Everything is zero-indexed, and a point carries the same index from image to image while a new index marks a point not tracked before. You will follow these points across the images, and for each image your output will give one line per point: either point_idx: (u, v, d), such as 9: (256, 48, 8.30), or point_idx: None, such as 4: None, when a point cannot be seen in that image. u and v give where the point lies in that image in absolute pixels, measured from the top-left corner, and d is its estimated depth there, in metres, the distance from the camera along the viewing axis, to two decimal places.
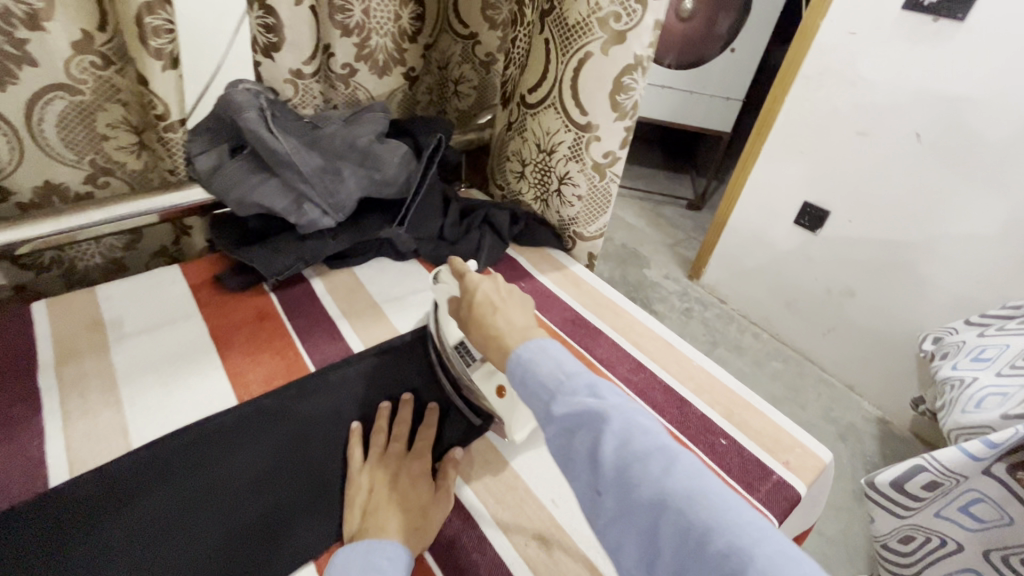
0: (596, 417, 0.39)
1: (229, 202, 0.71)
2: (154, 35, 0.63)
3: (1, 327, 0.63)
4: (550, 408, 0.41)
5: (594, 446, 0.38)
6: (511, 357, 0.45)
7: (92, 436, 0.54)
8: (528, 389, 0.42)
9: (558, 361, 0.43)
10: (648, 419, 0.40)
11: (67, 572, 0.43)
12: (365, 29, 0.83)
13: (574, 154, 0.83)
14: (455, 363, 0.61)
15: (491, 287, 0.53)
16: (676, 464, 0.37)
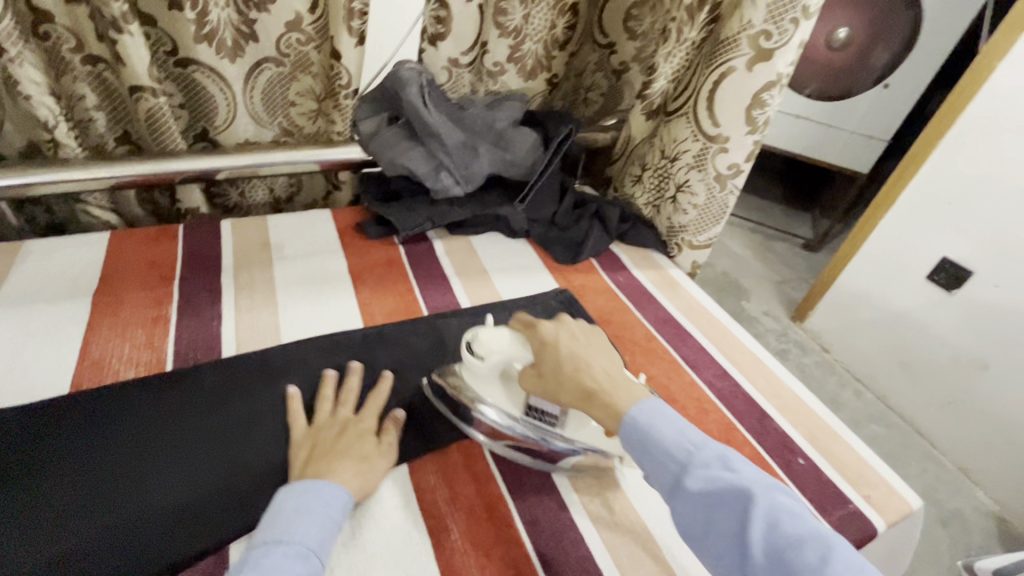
0: (738, 498, 0.43)
1: (383, 162, 0.83)
2: (353, 17, 0.76)
3: (203, 235, 0.80)
4: (681, 482, 0.46)
5: (720, 522, 0.43)
6: (620, 424, 0.51)
7: (255, 326, 0.67)
8: (652, 454, 0.48)
9: (679, 431, 0.49)
10: (790, 499, 0.44)
11: (210, 425, 0.55)
12: (521, 33, 0.92)
13: (697, 163, 0.85)
14: (542, 433, 0.58)
15: (564, 334, 0.59)
16: (814, 536, 0.41)
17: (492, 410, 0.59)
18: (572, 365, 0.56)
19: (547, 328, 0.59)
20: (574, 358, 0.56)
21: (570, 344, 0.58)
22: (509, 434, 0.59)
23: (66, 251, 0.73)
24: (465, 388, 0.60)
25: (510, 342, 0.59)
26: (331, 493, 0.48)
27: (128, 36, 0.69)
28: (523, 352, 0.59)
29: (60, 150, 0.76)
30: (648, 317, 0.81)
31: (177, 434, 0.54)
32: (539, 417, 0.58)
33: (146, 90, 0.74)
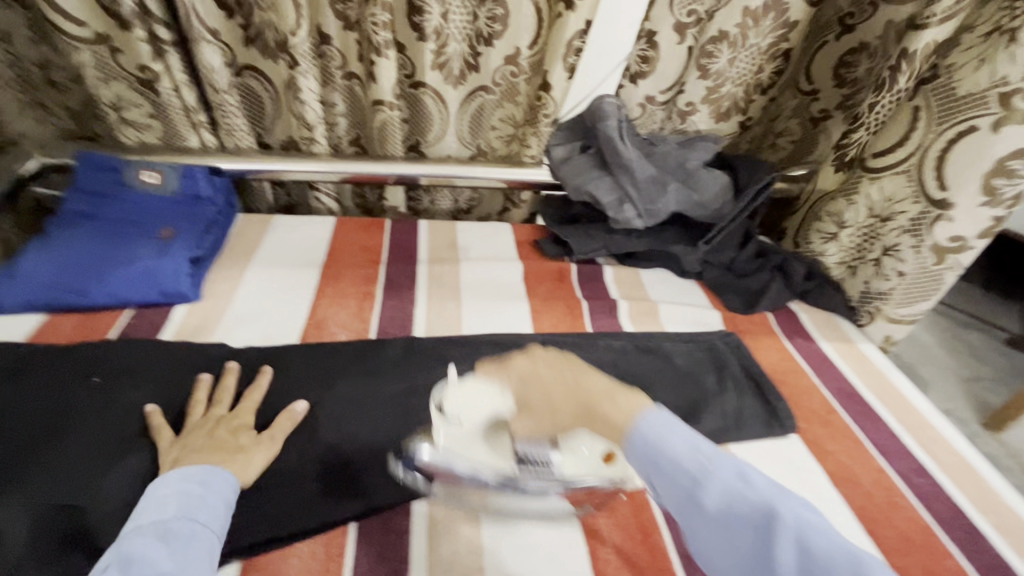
0: (762, 517, 0.36)
1: (569, 186, 0.87)
2: (572, 54, 0.82)
3: (405, 228, 0.91)
4: (697, 498, 0.38)
5: (768, 548, 0.35)
6: (627, 439, 0.42)
7: (440, 314, 0.75)
8: (664, 473, 0.40)
9: (691, 443, 0.41)
10: (815, 513, 0.37)
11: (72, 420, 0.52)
12: (722, 76, 0.92)
13: (912, 228, 0.78)
14: (541, 483, 0.50)
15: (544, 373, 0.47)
16: (860, 556, 0.34)
17: (474, 474, 0.50)
18: (567, 394, 0.46)
19: (537, 353, 0.49)
20: (564, 386, 0.46)
21: (547, 376, 0.47)
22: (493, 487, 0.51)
23: (303, 226, 0.87)
24: (443, 456, 0.49)
25: (483, 382, 0.49)
26: (218, 477, 0.47)
27: (384, 60, 0.81)
28: (495, 400, 0.49)
29: (312, 146, 0.91)
30: (828, 386, 0.74)
31: (48, 414, 0.52)
32: (535, 467, 0.50)
33: (386, 104, 0.87)
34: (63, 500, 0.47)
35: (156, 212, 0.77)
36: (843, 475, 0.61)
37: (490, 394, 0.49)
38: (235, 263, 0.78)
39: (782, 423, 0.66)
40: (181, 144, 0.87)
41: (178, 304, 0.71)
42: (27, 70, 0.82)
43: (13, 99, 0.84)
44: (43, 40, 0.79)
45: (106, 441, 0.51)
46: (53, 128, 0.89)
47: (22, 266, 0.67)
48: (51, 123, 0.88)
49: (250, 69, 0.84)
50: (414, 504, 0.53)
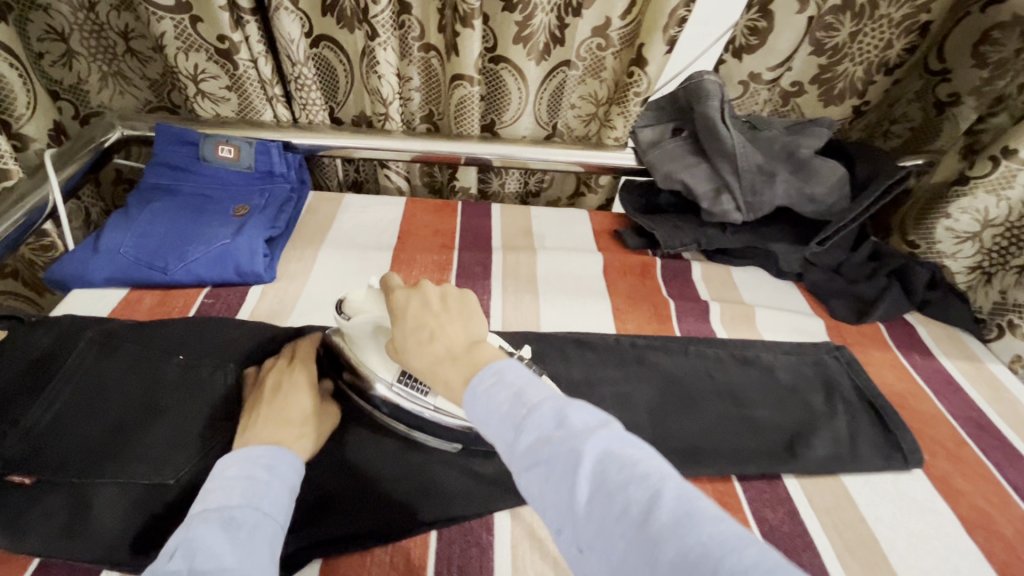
0: (564, 458, 0.32)
1: (658, 173, 0.79)
2: (674, 25, 0.74)
3: (478, 211, 0.87)
4: (515, 444, 0.35)
5: (566, 487, 0.32)
6: (466, 397, 0.39)
7: (518, 308, 0.70)
8: (490, 426, 0.37)
9: (517, 392, 0.37)
10: (631, 443, 0.33)
11: (158, 405, 0.51)
12: (843, 53, 0.81)
13: None
14: (445, 404, 0.50)
15: (430, 296, 0.46)
16: (664, 490, 0.30)
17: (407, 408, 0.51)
18: (421, 334, 0.44)
19: (422, 289, 0.47)
20: (426, 328, 0.44)
21: (418, 316, 0.45)
22: (408, 410, 0.51)
23: (374, 206, 0.84)
24: (393, 393, 0.51)
25: (380, 304, 0.50)
26: (285, 462, 0.44)
27: (469, 31, 0.75)
28: (385, 311, 0.50)
29: (386, 122, 0.87)
30: (955, 413, 0.65)
31: (130, 397, 0.51)
32: (414, 384, 0.50)
33: (466, 79, 0.81)
34: (155, 482, 0.46)
35: (231, 188, 0.76)
36: (979, 522, 0.54)
37: (375, 315, 0.50)
38: (309, 243, 0.76)
39: (906, 456, 0.58)
40: (255, 117, 0.84)
41: (254, 284, 0.69)
42: (109, 38, 0.81)
43: (93, 70, 0.84)
44: (125, 8, 0.78)
45: (193, 424, 0.50)
46: (133, 100, 0.89)
47: (106, 240, 0.67)
48: (131, 94, 0.88)
49: (328, 39, 0.81)
50: (495, 517, 0.49)
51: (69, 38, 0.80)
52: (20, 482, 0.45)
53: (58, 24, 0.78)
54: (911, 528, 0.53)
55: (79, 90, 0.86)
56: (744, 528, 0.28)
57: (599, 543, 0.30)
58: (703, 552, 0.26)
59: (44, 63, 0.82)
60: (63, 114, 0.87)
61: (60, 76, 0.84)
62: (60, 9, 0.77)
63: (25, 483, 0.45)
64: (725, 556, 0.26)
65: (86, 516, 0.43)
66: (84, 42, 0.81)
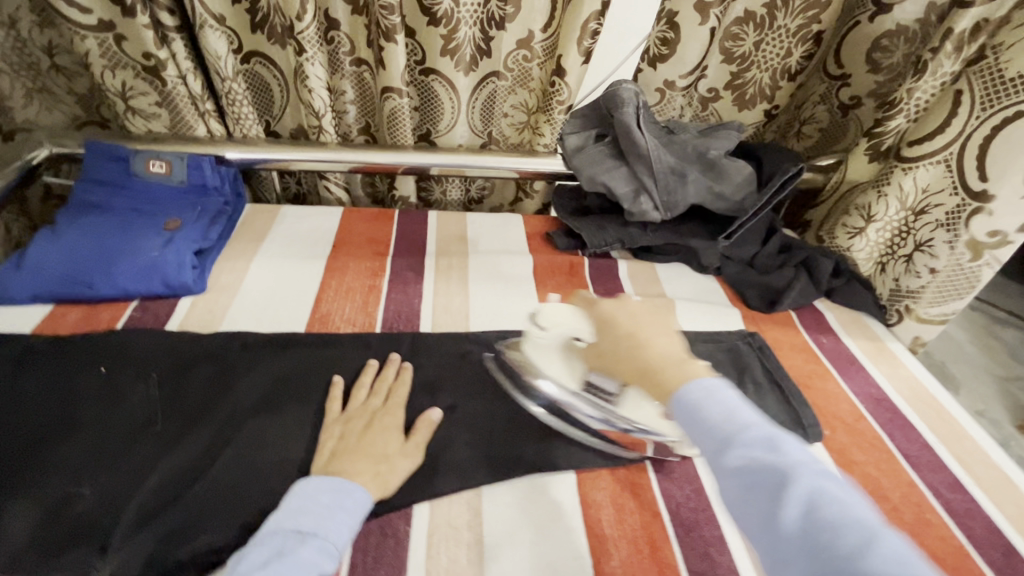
0: (777, 484, 0.35)
1: (582, 176, 0.83)
2: (588, 37, 0.78)
3: (414, 219, 0.89)
4: (720, 455, 0.38)
5: (775, 507, 0.34)
6: (673, 404, 0.42)
7: (448, 309, 0.73)
8: (694, 429, 0.40)
9: (729, 410, 0.40)
10: (844, 490, 0.35)
11: (79, 417, 0.52)
12: (748, 61, 0.88)
13: (948, 222, 0.72)
14: (598, 406, 0.58)
15: (629, 313, 0.52)
16: (881, 545, 0.31)
17: (568, 402, 0.59)
18: (629, 344, 0.48)
19: (625, 303, 0.54)
20: (630, 338, 0.49)
21: (628, 327, 0.50)
22: (565, 405, 0.60)
23: (310, 217, 0.86)
24: (564, 391, 0.59)
25: (574, 316, 0.59)
26: (359, 493, 0.47)
27: (393, 45, 0.78)
28: (582, 324, 0.58)
29: (321, 135, 0.89)
30: (855, 390, 0.71)
31: (51, 411, 0.52)
32: (597, 392, 0.58)
33: (395, 91, 0.84)
34: (72, 490, 0.47)
35: (163, 204, 0.77)
36: (869, 488, 0.59)
37: (571, 323, 0.59)
38: (242, 254, 0.77)
39: (805, 430, 0.63)
40: (188, 132, 0.85)
41: (183, 296, 0.70)
42: (33, 55, 0.82)
43: (18, 86, 0.83)
44: (46, 24, 0.79)
45: (114, 433, 0.51)
46: (61, 117, 0.90)
47: (30, 256, 0.67)
48: (60, 110, 0.89)
49: (258, 55, 0.83)
50: (414, 507, 0.51)
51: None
52: None
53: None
54: None
55: None
56: None
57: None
58: None
59: None
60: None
61: None
62: None
63: None
64: None
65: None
66: (7, 59, 0.80)
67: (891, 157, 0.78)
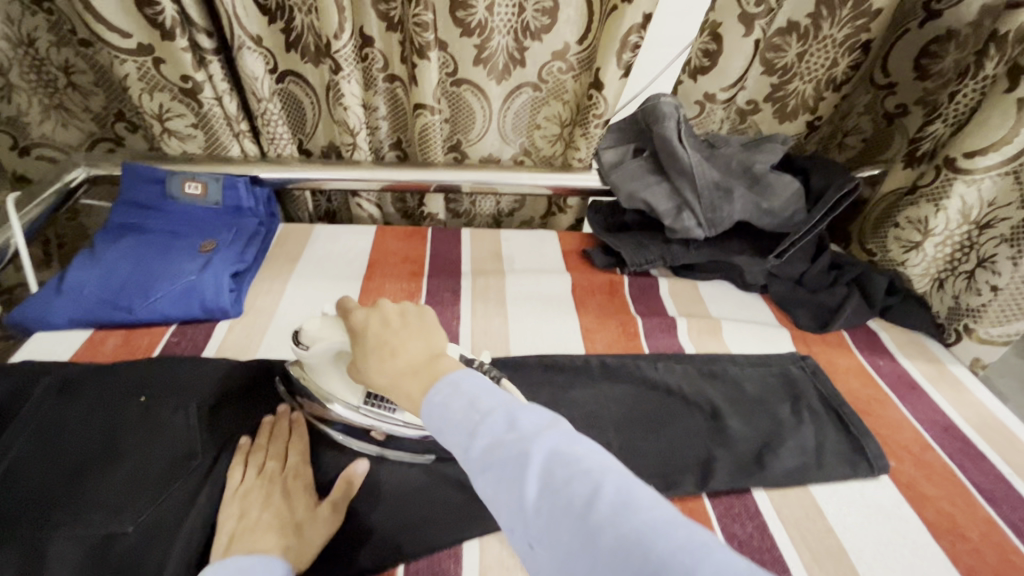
0: (516, 454, 0.34)
1: (622, 193, 0.81)
2: (628, 50, 0.76)
3: (448, 236, 0.88)
4: (467, 445, 0.36)
5: (518, 484, 0.33)
6: (425, 405, 0.40)
7: (488, 331, 0.71)
8: (443, 430, 0.38)
9: (472, 397, 0.38)
10: (579, 440, 0.35)
11: (121, 446, 0.50)
12: (792, 71, 0.85)
13: (1012, 237, 0.69)
14: (385, 420, 0.54)
15: (380, 319, 0.46)
16: (602, 484, 0.31)
17: (370, 423, 0.54)
18: (382, 355, 0.44)
19: (380, 308, 0.48)
20: (383, 348, 0.44)
21: (378, 335, 0.46)
22: (362, 426, 0.54)
23: (344, 236, 0.85)
24: (356, 412, 0.53)
25: (331, 327, 0.51)
26: (275, 569, 0.42)
27: (426, 62, 0.77)
28: (338, 338, 0.50)
29: (354, 152, 0.89)
30: (920, 417, 0.67)
31: (92, 439, 0.51)
32: (380, 404, 0.53)
33: (428, 107, 0.83)
34: (112, 527, 0.45)
35: (199, 225, 0.77)
36: (945, 526, 0.55)
37: (331, 338, 0.51)
38: (278, 275, 0.76)
39: (871, 463, 0.59)
40: (222, 153, 0.85)
41: (220, 320, 0.69)
42: (51, 73, 0.82)
43: (35, 103, 0.84)
44: (65, 44, 0.80)
45: (156, 464, 0.49)
46: (78, 133, 0.89)
47: (70, 280, 0.67)
48: (74, 126, 0.88)
49: (292, 75, 0.83)
50: (463, 546, 0.49)
51: (9, 74, 0.81)
52: None
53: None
54: (877, 535, 0.54)
55: (18, 124, 0.86)
56: (693, 525, 0.29)
57: (561, 550, 0.30)
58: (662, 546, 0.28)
59: None
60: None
61: (2, 111, 0.84)
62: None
63: None
64: (667, 547, 0.28)
65: (39, 564, 0.43)
66: (25, 77, 0.82)
67: (943, 166, 0.72)
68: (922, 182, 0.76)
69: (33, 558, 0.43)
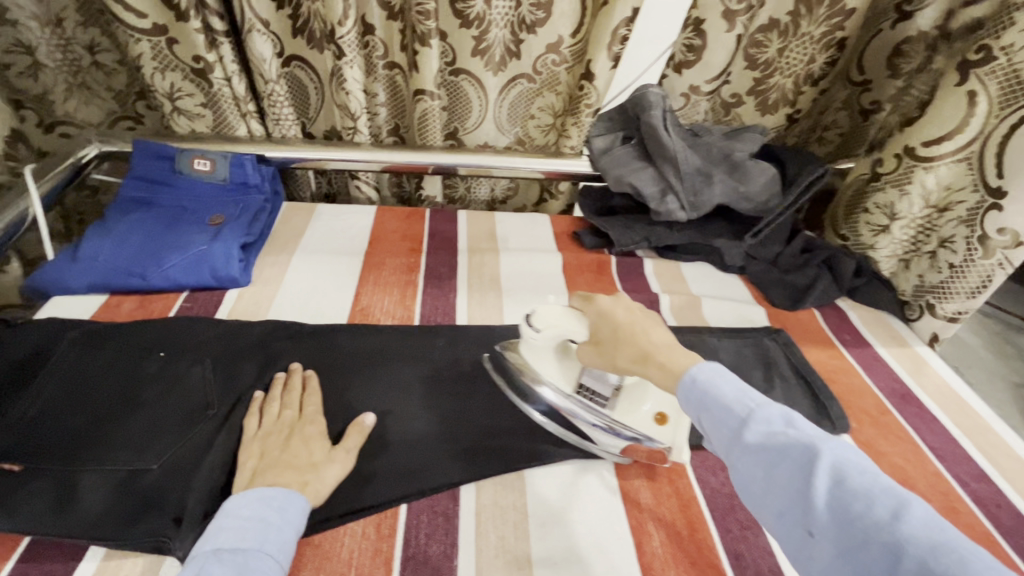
0: (800, 452, 0.37)
1: (609, 178, 0.86)
2: (618, 42, 0.81)
3: (446, 217, 0.92)
4: (739, 435, 0.40)
5: (798, 479, 0.36)
6: (686, 392, 0.45)
7: (483, 304, 0.76)
8: (705, 412, 0.42)
9: (743, 393, 0.42)
10: (867, 460, 0.36)
11: (143, 397, 0.54)
12: (772, 66, 0.90)
13: (969, 218, 0.75)
14: (590, 412, 0.55)
15: (626, 311, 0.52)
16: (908, 506, 0.32)
17: (561, 403, 0.56)
18: (627, 338, 0.50)
19: (630, 304, 0.53)
20: (626, 334, 0.50)
21: (624, 320, 0.52)
22: (564, 412, 0.56)
23: (345, 215, 0.89)
24: (566, 400, 0.56)
25: (568, 315, 0.55)
26: (297, 501, 0.46)
27: (428, 49, 0.81)
28: (575, 326, 0.54)
29: (355, 136, 0.92)
30: (880, 385, 0.73)
31: (115, 390, 0.54)
32: (590, 397, 0.55)
33: (427, 93, 0.87)
34: (138, 466, 0.49)
35: (208, 200, 0.80)
36: (897, 477, 0.61)
37: (568, 326, 0.54)
38: (283, 249, 0.80)
39: (834, 422, 0.65)
40: (229, 132, 0.89)
41: (230, 288, 0.73)
42: (75, 52, 0.85)
43: (60, 80, 0.87)
44: (93, 23, 0.83)
45: (176, 412, 0.53)
46: (99, 110, 0.93)
47: (86, 248, 0.70)
48: (96, 104, 0.92)
49: (297, 59, 0.86)
50: (460, 487, 0.53)
51: (37, 51, 0.83)
52: (10, 468, 0.48)
53: (19, 38, 0.82)
54: None
55: (43, 100, 0.89)
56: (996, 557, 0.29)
57: (835, 543, 0.33)
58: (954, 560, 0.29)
59: (10, 74, 0.85)
60: (24, 122, 0.90)
61: (25, 87, 0.87)
62: (30, 23, 0.81)
63: (15, 468, 0.47)
64: (968, 565, 0.28)
65: (72, 495, 0.46)
66: (52, 55, 0.85)
67: (903, 154, 0.78)
68: (883, 170, 0.82)
69: (68, 490, 0.47)
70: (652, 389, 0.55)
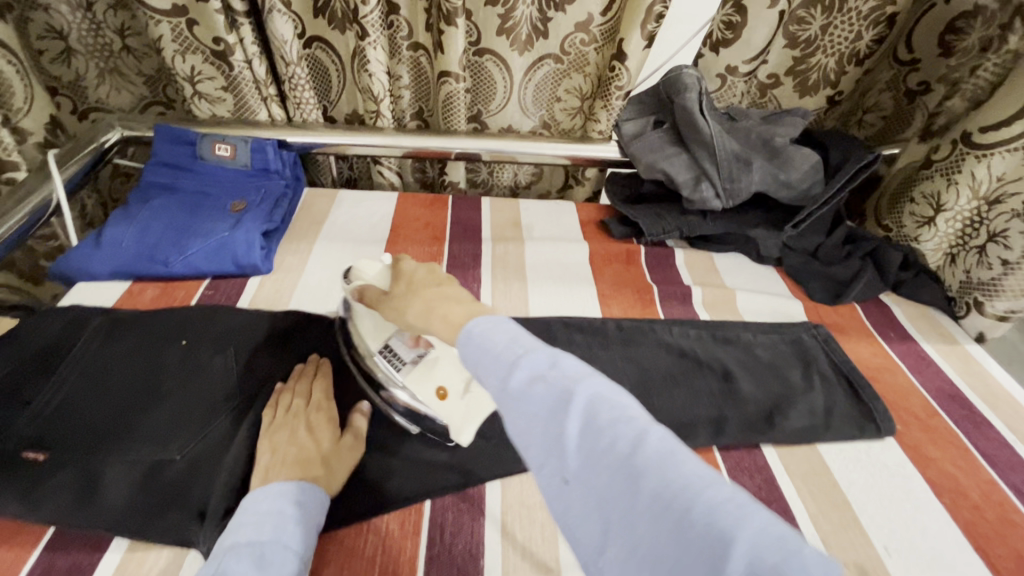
0: (557, 397, 0.33)
1: (641, 164, 0.82)
2: (652, 20, 0.77)
3: (468, 204, 0.89)
4: (506, 382, 0.35)
5: (562, 430, 0.32)
6: (462, 343, 0.39)
7: (507, 295, 0.73)
8: (476, 362, 0.37)
9: (484, 326, 0.39)
10: (625, 399, 0.34)
11: (164, 386, 0.53)
12: (815, 45, 0.85)
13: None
14: (388, 377, 0.53)
15: (421, 276, 0.48)
16: (649, 436, 0.31)
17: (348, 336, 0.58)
18: (426, 308, 0.44)
19: (439, 275, 0.47)
20: (423, 303, 0.44)
21: (422, 290, 0.46)
22: (402, 400, 0.53)
23: (366, 202, 0.87)
24: (397, 384, 0.53)
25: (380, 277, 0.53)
26: (313, 497, 0.44)
27: (453, 28, 0.77)
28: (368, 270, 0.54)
29: (378, 120, 0.90)
30: (928, 386, 0.68)
31: (136, 379, 0.54)
32: (391, 362, 0.53)
33: (451, 75, 0.84)
34: (159, 457, 0.48)
35: (229, 186, 0.79)
36: (947, 486, 0.57)
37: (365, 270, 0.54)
38: (304, 236, 0.79)
39: (878, 425, 0.61)
40: (251, 117, 0.87)
41: (252, 276, 0.72)
42: (106, 37, 0.84)
43: (91, 66, 0.87)
44: (121, 7, 0.81)
45: (197, 402, 0.52)
46: (129, 96, 0.92)
47: (109, 234, 0.70)
48: (127, 90, 0.91)
49: (319, 40, 0.84)
50: (486, 486, 0.52)
51: (69, 37, 0.83)
52: (34, 456, 0.47)
53: (45, 24, 0.81)
54: (879, 491, 0.56)
55: (77, 86, 0.89)
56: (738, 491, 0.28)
57: (602, 501, 0.30)
58: (714, 510, 0.27)
59: (44, 60, 0.84)
60: (60, 110, 0.90)
61: (59, 74, 0.87)
62: (60, 8, 0.80)
63: (38, 457, 0.47)
64: (711, 504, 0.27)
65: (95, 485, 0.46)
66: (82, 40, 0.84)
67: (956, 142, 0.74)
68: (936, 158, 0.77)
69: (89, 481, 0.46)
70: (445, 359, 0.52)
